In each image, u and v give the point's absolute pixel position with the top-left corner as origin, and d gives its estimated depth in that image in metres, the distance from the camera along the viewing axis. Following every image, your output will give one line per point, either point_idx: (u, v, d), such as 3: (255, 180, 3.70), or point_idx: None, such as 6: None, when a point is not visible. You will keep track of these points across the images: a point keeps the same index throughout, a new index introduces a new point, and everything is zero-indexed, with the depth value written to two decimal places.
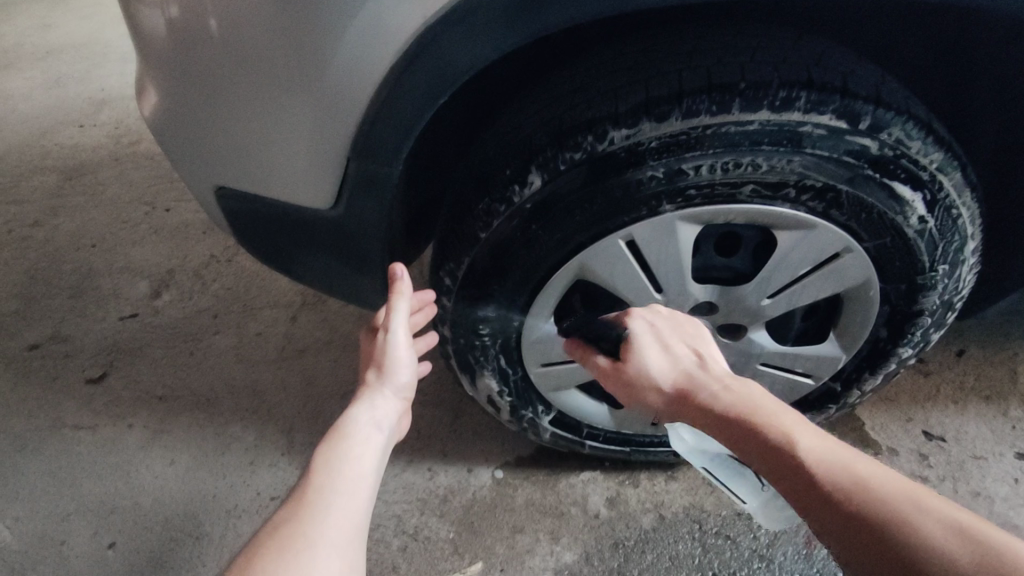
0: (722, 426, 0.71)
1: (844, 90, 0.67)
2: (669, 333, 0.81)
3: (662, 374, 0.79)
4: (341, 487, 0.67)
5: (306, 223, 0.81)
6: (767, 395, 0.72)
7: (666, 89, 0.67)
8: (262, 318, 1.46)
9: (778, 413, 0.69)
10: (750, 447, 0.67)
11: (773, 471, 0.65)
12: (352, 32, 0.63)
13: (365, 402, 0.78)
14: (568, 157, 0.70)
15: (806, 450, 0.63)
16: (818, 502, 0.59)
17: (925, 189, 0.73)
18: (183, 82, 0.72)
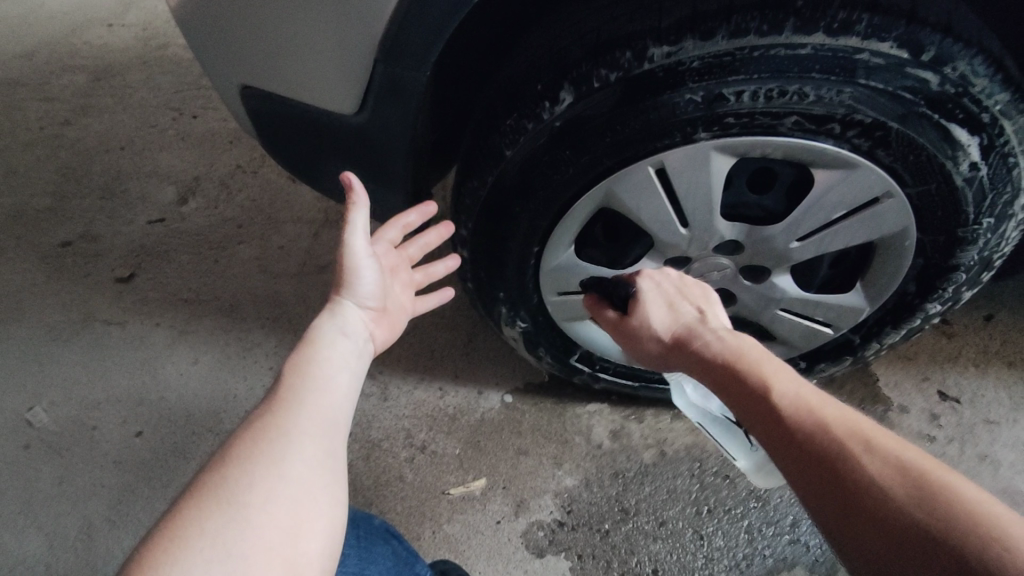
0: (710, 372, 0.70)
1: (911, 16, 0.62)
2: (675, 290, 0.81)
3: (660, 323, 0.79)
4: (316, 385, 0.61)
5: (330, 131, 0.79)
6: (760, 346, 0.70)
7: (716, 4, 0.63)
8: (284, 231, 1.47)
9: (763, 360, 0.67)
10: (733, 391, 0.66)
11: (749, 414, 0.63)
12: None
13: (336, 312, 0.69)
14: (603, 74, 0.67)
15: (783, 392, 0.61)
16: (783, 443, 0.59)
17: (983, 133, 0.68)
18: None
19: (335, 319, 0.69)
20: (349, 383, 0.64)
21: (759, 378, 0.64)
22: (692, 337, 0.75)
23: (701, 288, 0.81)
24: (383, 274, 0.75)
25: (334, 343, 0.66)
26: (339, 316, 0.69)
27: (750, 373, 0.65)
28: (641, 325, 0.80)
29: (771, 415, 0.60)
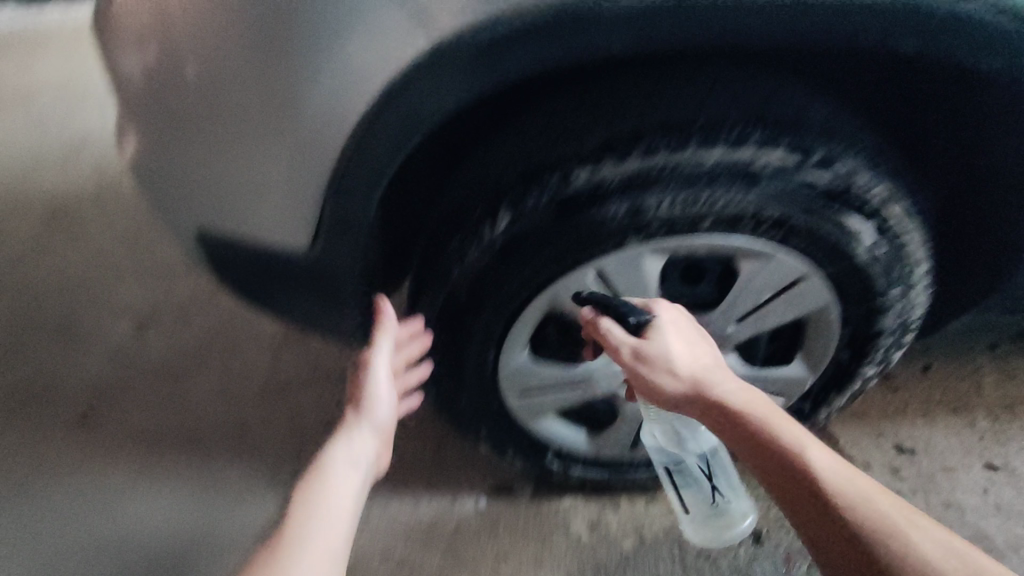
0: (726, 424, 0.74)
1: (794, 126, 0.70)
2: (686, 328, 0.80)
3: (683, 363, 0.78)
4: (335, 486, 0.83)
5: (285, 264, 0.83)
6: (776, 408, 0.74)
7: (627, 128, 0.70)
8: (245, 352, 1.47)
9: (775, 417, 0.72)
10: (752, 449, 0.71)
11: (767, 472, 0.69)
12: (322, 79, 0.65)
13: (344, 441, 0.90)
14: (536, 196, 0.73)
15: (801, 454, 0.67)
16: (803, 503, 0.65)
17: (874, 218, 0.76)
18: (167, 129, 0.75)
19: (342, 442, 0.90)
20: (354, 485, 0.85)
21: (795, 450, 0.68)
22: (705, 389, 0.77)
23: (703, 330, 0.83)
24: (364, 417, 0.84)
25: (337, 471, 0.85)
26: (343, 443, 0.90)
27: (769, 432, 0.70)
28: (658, 363, 0.78)
29: (791, 480, 0.66)
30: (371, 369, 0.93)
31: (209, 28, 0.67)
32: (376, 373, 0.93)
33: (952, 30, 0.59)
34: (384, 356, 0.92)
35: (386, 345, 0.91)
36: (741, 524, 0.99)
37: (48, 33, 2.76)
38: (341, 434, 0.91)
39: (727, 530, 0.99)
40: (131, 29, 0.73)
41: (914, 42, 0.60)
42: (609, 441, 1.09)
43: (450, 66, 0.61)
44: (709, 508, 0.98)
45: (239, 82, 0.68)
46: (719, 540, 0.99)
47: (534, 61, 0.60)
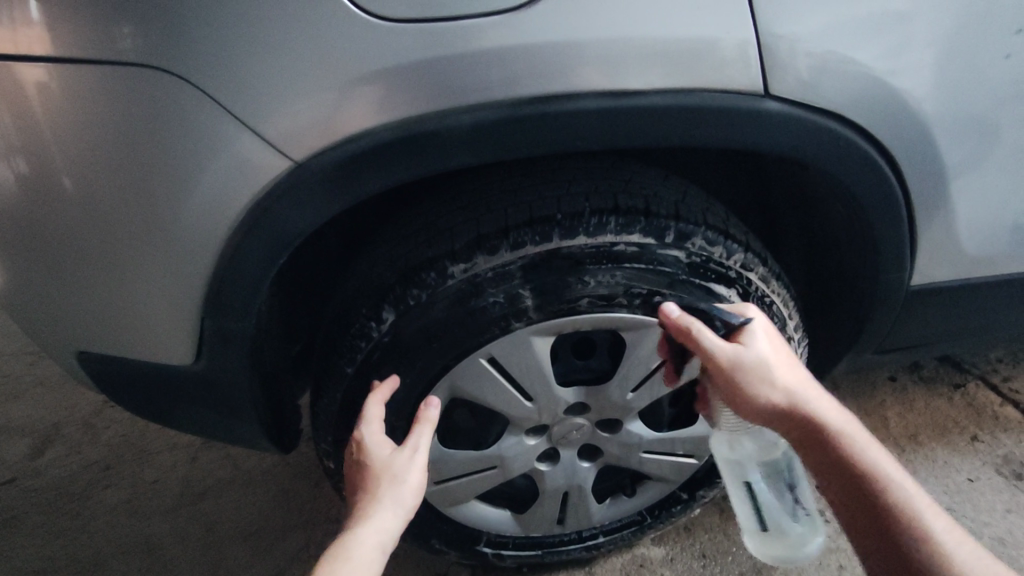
0: (797, 432, 0.73)
1: (646, 212, 0.75)
2: (776, 339, 0.78)
3: (779, 375, 0.75)
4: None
5: (172, 379, 0.81)
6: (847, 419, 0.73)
7: (494, 225, 0.74)
8: (158, 464, 1.40)
9: (853, 427, 0.72)
10: (826, 457, 0.70)
11: (834, 479, 0.69)
12: (197, 192, 0.64)
13: (370, 516, 0.69)
14: (416, 294, 0.76)
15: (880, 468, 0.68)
16: (866, 512, 0.66)
17: (736, 284, 0.82)
18: (32, 244, 0.71)
19: (355, 525, 0.69)
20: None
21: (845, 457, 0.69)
22: (799, 401, 0.74)
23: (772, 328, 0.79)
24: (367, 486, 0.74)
25: (356, 561, 0.65)
26: (362, 520, 0.69)
27: (847, 444, 0.70)
28: (755, 369, 0.75)
29: (864, 491, 0.67)
30: (369, 448, 0.77)
31: (62, 157, 0.64)
32: (379, 451, 0.77)
33: (768, 124, 0.64)
34: (382, 430, 0.78)
35: (377, 419, 0.78)
36: (815, 540, 0.89)
37: None
38: (358, 513, 0.70)
39: (799, 546, 0.88)
40: None
41: (733, 136, 0.65)
42: (532, 520, 1.07)
43: (307, 186, 0.64)
44: (779, 518, 0.88)
45: (100, 210, 0.67)
46: (794, 556, 0.88)
47: (386, 178, 0.64)
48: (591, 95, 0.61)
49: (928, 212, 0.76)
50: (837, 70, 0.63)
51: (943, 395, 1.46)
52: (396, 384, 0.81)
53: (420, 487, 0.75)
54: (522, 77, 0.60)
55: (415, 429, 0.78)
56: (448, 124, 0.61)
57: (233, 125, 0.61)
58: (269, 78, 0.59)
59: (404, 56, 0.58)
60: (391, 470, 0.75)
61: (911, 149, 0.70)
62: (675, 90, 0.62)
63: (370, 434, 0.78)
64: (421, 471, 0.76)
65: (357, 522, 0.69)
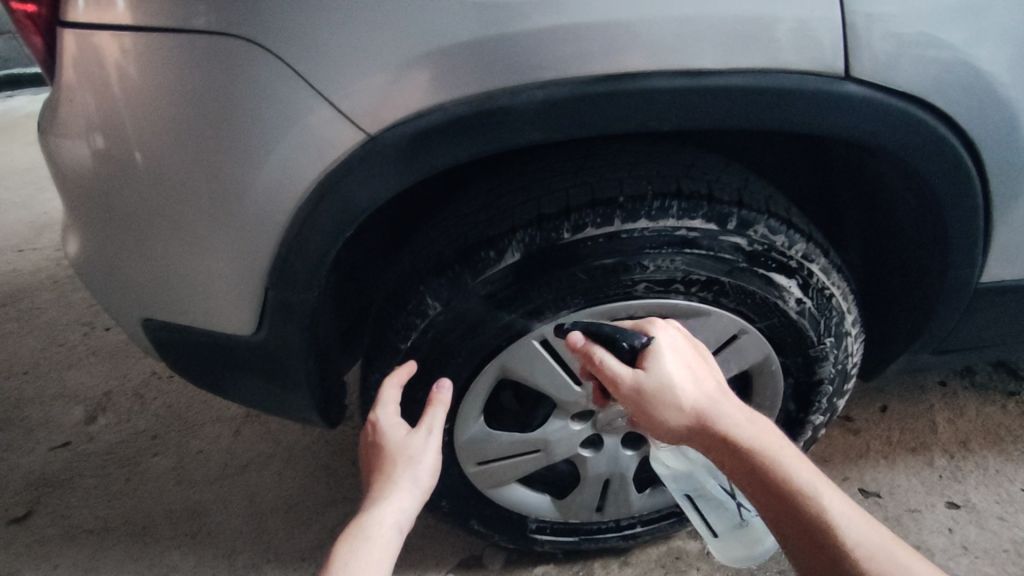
0: (712, 448, 0.73)
1: (710, 197, 0.74)
2: (681, 352, 0.75)
3: (684, 394, 0.74)
4: (368, 552, 0.67)
5: (232, 348, 0.83)
6: (761, 428, 0.72)
7: (555, 206, 0.74)
8: (204, 435, 1.44)
9: (761, 436, 0.71)
10: (740, 473, 0.71)
11: (751, 493, 0.70)
12: (266, 166, 0.66)
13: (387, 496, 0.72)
14: (473, 272, 0.76)
15: (794, 478, 0.68)
16: (782, 526, 0.68)
17: (797, 275, 0.80)
18: (107, 216, 0.74)
19: (369, 503, 0.71)
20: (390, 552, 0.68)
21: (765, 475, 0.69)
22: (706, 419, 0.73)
23: (677, 335, 0.77)
24: (388, 466, 0.76)
25: (375, 539, 0.67)
26: (372, 500, 0.72)
27: (756, 458, 0.70)
28: (659, 394, 0.73)
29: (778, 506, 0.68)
30: (385, 430, 0.80)
31: (136, 131, 0.66)
32: (393, 432, 0.79)
33: (845, 108, 0.63)
34: (396, 411, 0.81)
35: (388, 403, 0.80)
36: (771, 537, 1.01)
37: (25, 142, 2.93)
38: (376, 491, 0.73)
39: (756, 542, 1.01)
40: (55, 126, 0.72)
41: (807, 119, 0.63)
42: (571, 506, 1.08)
43: (376, 160, 0.64)
44: (730, 525, 1.00)
45: (175, 180, 0.68)
46: (751, 554, 1.02)
47: (455, 154, 0.64)
48: (666, 74, 0.60)
49: (1006, 205, 0.73)
50: (923, 53, 0.61)
51: (996, 402, 1.42)
52: (413, 368, 0.82)
53: (435, 467, 0.78)
54: (597, 54, 0.59)
55: (428, 411, 0.80)
56: (520, 100, 0.61)
57: (307, 98, 0.62)
58: (347, 52, 0.60)
59: (481, 30, 0.59)
60: (404, 452, 0.77)
61: (994, 137, 0.67)
62: (753, 71, 0.61)
63: (380, 416, 0.80)
64: (435, 453, 0.79)
65: (371, 501, 0.72)
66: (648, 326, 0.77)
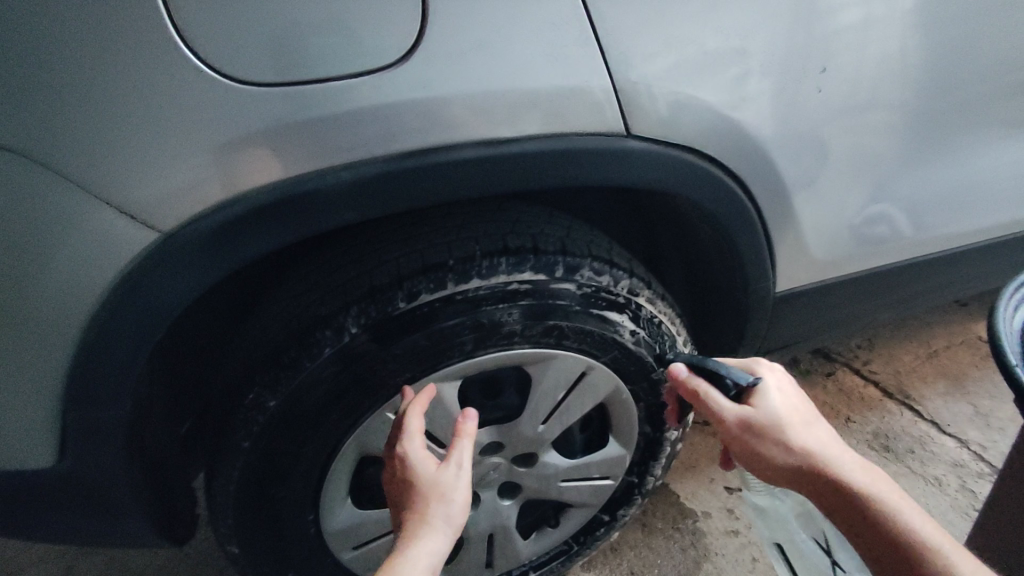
0: (819, 490, 0.73)
1: (535, 249, 0.78)
2: (794, 397, 0.80)
3: (794, 433, 0.75)
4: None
5: (36, 486, 0.72)
6: (875, 476, 0.72)
7: (387, 276, 0.74)
8: None
9: (885, 485, 0.71)
10: (848, 515, 0.70)
11: (857, 537, 0.69)
12: (51, 277, 0.59)
13: (415, 536, 0.65)
14: (312, 354, 0.74)
15: (911, 524, 0.67)
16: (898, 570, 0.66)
17: (627, 309, 0.86)
18: None
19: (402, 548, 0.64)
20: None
21: (877, 514, 0.68)
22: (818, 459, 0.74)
23: (783, 385, 0.81)
24: (416, 504, 0.68)
25: None
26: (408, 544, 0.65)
27: (873, 503, 0.69)
28: (770, 428, 0.76)
29: (893, 553, 0.66)
30: (415, 465, 0.72)
31: None
32: (425, 467, 0.71)
33: (633, 160, 0.70)
34: (425, 444, 0.73)
35: (415, 441, 0.73)
36: None
37: None
38: (406, 533, 0.66)
39: None
40: None
41: (601, 173, 0.70)
42: (459, 569, 1.05)
43: (182, 258, 0.61)
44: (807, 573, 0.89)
45: None
46: None
47: (268, 241, 0.62)
48: (467, 145, 0.64)
49: (777, 223, 0.86)
50: (687, 109, 0.70)
51: (818, 383, 1.61)
52: (434, 393, 0.78)
53: (468, 505, 0.70)
54: (397, 132, 0.61)
55: (457, 443, 0.73)
56: (326, 183, 0.61)
57: (87, 200, 0.57)
58: (127, 150, 0.56)
59: (275, 117, 0.58)
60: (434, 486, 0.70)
61: (755, 171, 0.79)
62: (547, 136, 0.66)
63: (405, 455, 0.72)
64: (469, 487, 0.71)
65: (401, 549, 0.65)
66: (756, 366, 0.83)
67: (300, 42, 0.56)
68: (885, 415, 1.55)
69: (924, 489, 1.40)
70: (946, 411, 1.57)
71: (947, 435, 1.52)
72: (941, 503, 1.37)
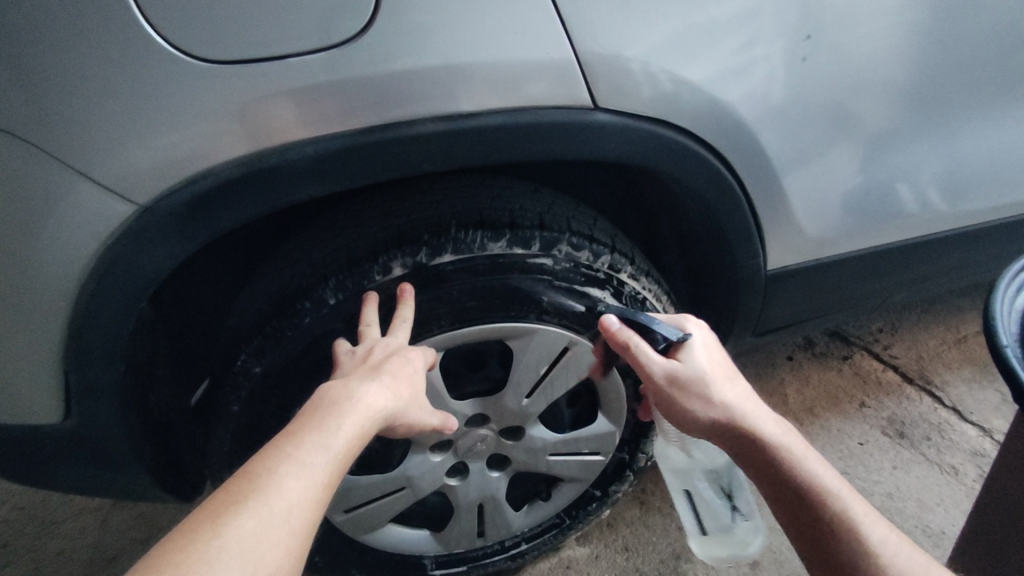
0: (738, 444, 0.77)
1: (511, 224, 0.79)
2: (716, 352, 0.82)
3: (715, 386, 0.79)
4: (335, 433, 0.61)
5: (44, 443, 0.77)
6: (786, 428, 0.76)
7: (364, 249, 0.76)
8: (62, 533, 1.29)
9: (791, 436, 0.75)
10: (757, 463, 0.74)
11: (766, 483, 0.73)
12: (39, 246, 0.62)
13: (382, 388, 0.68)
14: (292, 324, 0.77)
15: (814, 473, 0.71)
16: (799, 515, 0.70)
17: (607, 285, 0.86)
18: None
19: (353, 387, 0.67)
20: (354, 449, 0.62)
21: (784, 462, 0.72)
22: (736, 413, 0.77)
23: (705, 338, 0.83)
24: (397, 383, 0.70)
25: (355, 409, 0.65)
26: (367, 392, 0.67)
27: (778, 450, 0.73)
28: (695, 384, 0.79)
29: (797, 500, 0.70)
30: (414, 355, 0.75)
31: None
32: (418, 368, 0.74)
33: (601, 134, 0.70)
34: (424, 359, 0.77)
35: (401, 339, 0.75)
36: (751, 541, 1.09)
37: None
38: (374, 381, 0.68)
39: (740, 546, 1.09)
40: None
41: (568, 147, 0.70)
42: (451, 538, 1.09)
43: (160, 226, 0.63)
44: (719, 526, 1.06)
45: None
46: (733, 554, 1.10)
47: (241, 212, 0.65)
48: (429, 120, 0.65)
49: (765, 200, 0.84)
50: (659, 81, 0.69)
51: (834, 367, 1.57)
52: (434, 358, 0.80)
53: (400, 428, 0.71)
54: (360, 106, 0.63)
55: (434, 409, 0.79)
56: (292, 157, 0.63)
57: (68, 173, 0.60)
58: (102, 124, 0.58)
59: (240, 93, 0.60)
60: (405, 366, 0.72)
61: (737, 147, 0.77)
62: (510, 110, 0.67)
63: (380, 344, 0.73)
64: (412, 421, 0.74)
65: (351, 388, 0.66)
66: (682, 322, 0.85)
67: (256, 18, 0.57)
68: (902, 400, 1.50)
69: (939, 478, 1.35)
70: (969, 398, 1.51)
71: (967, 422, 1.46)
72: (954, 493, 1.33)
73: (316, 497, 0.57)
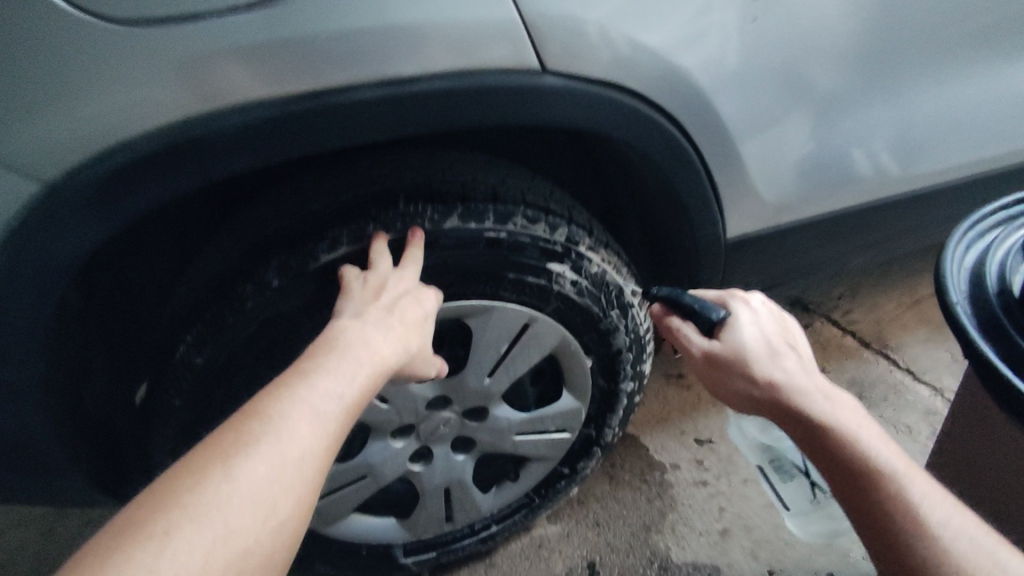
0: (786, 425, 0.67)
1: (462, 197, 0.76)
2: (770, 328, 0.73)
3: (758, 363, 0.70)
4: (303, 435, 0.53)
5: None
6: (851, 409, 0.65)
7: (308, 227, 0.73)
8: (6, 543, 1.22)
9: (855, 418, 0.64)
10: (811, 446, 0.64)
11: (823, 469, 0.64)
12: None
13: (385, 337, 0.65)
14: (233, 309, 0.72)
15: (876, 459, 0.61)
16: (854, 503, 0.60)
17: (566, 258, 0.83)
18: None
19: (362, 338, 0.63)
20: (319, 465, 0.53)
21: (837, 445, 0.62)
22: (785, 391, 0.67)
23: (758, 313, 0.75)
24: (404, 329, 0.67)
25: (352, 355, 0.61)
26: (376, 348, 0.63)
27: (831, 430, 0.63)
28: (735, 362, 0.71)
29: (851, 487, 0.60)
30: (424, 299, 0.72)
31: None
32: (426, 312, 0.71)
33: (550, 99, 0.67)
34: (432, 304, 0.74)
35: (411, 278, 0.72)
36: None
37: None
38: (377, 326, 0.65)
39: None
40: None
41: (517, 113, 0.67)
42: (418, 524, 1.06)
43: (76, 206, 0.58)
44: None
45: None
46: None
47: (165, 189, 0.60)
48: (367, 85, 0.61)
49: (721, 166, 0.82)
50: (608, 41, 0.66)
51: None
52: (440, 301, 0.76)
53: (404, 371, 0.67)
54: (288, 73, 0.58)
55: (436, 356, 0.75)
56: (217, 127, 0.59)
57: None
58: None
59: (155, 58, 0.55)
60: (415, 308, 0.70)
61: (690, 110, 0.75)
62: (453, 73, 0.63)
63: (393, 279, 0.70)
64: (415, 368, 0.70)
65: (356, 344, 0.62)
66: (730, 299, 0.77)
67: None
68: (861, 365, 1.53)
69: (898, 437, 1.38)
70: (924, 359, 1.55)
71: (922, 382, 1.50)
72: (912, 450, 1.36)
73: (282, 493, 0.49)
